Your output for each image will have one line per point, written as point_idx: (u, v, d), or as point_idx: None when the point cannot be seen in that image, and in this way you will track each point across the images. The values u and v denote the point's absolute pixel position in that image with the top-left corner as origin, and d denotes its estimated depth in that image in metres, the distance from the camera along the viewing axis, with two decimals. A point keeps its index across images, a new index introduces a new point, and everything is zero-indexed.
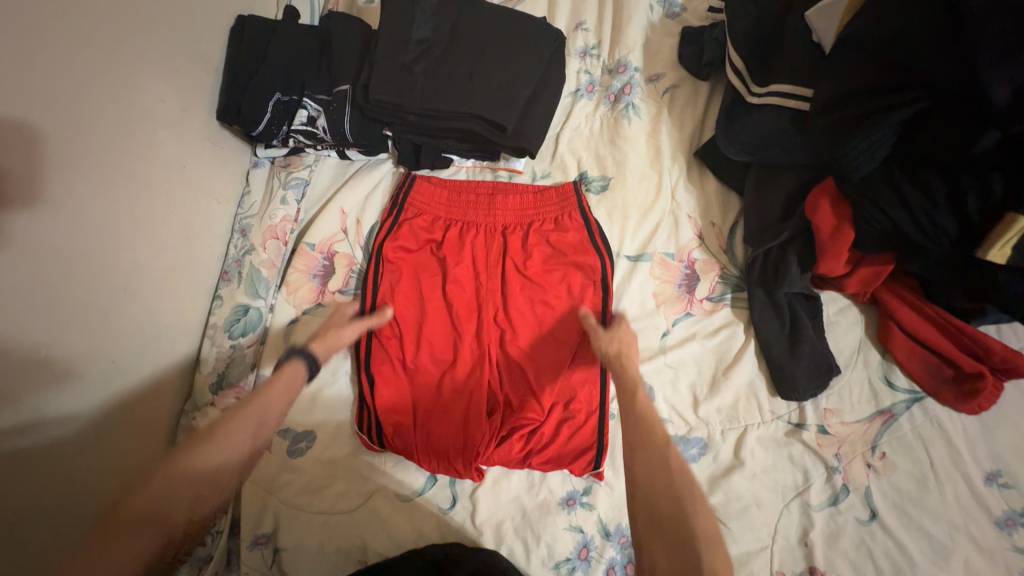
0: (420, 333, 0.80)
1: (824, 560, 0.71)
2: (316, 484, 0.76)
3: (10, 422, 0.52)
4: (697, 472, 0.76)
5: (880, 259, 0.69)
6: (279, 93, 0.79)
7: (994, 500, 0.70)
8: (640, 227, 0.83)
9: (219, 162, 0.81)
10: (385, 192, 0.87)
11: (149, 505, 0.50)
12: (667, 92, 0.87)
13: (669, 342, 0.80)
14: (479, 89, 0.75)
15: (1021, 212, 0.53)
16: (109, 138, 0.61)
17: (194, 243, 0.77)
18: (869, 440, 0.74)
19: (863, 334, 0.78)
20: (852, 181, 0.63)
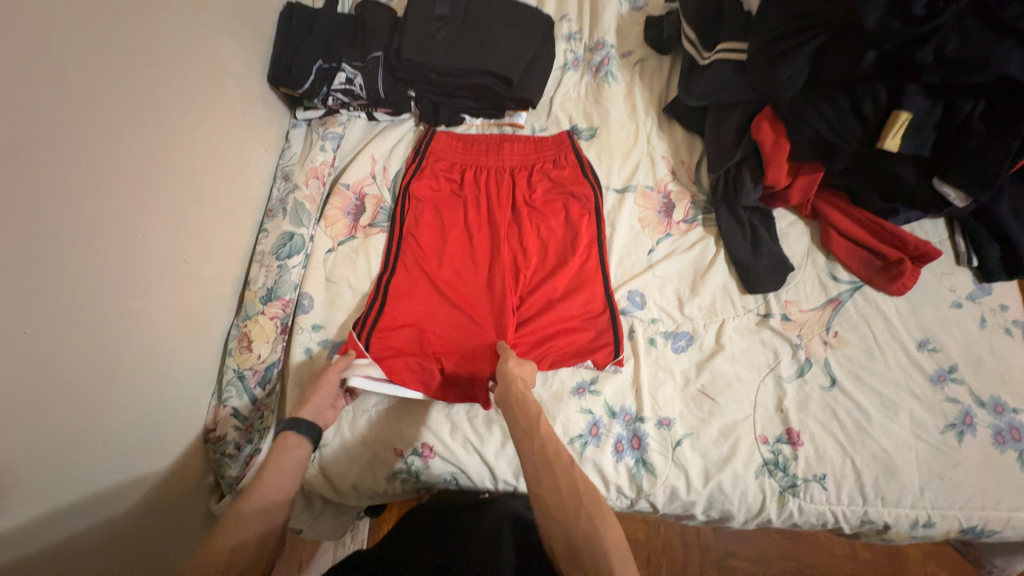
0: (440, 261, 0.92)
1: (798, 422, 0.84)
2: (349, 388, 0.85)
3: (108, 281, 0.63)
4: (686, 359, 0.89)
5: (811, 169, 0.88)
6: (321, 60, 0.94)
7: (927, 362, 0.86)
8: (624, 166, 1.00)
9: (267, 117, 0.96)
10: (407, 145, 1.02)
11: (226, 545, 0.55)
12: (638, 64, 1.07)
13: (655, 257, 0.95)
14: (489, 51, 0.94)
15: (900, 109, 0.74)
16: (189, 76, 0.76)
17: (246, 182, 0.90)
18: (824, 323, 0.89)
19: (810, 241, 0.95)
20: (783, 103, 0.83)
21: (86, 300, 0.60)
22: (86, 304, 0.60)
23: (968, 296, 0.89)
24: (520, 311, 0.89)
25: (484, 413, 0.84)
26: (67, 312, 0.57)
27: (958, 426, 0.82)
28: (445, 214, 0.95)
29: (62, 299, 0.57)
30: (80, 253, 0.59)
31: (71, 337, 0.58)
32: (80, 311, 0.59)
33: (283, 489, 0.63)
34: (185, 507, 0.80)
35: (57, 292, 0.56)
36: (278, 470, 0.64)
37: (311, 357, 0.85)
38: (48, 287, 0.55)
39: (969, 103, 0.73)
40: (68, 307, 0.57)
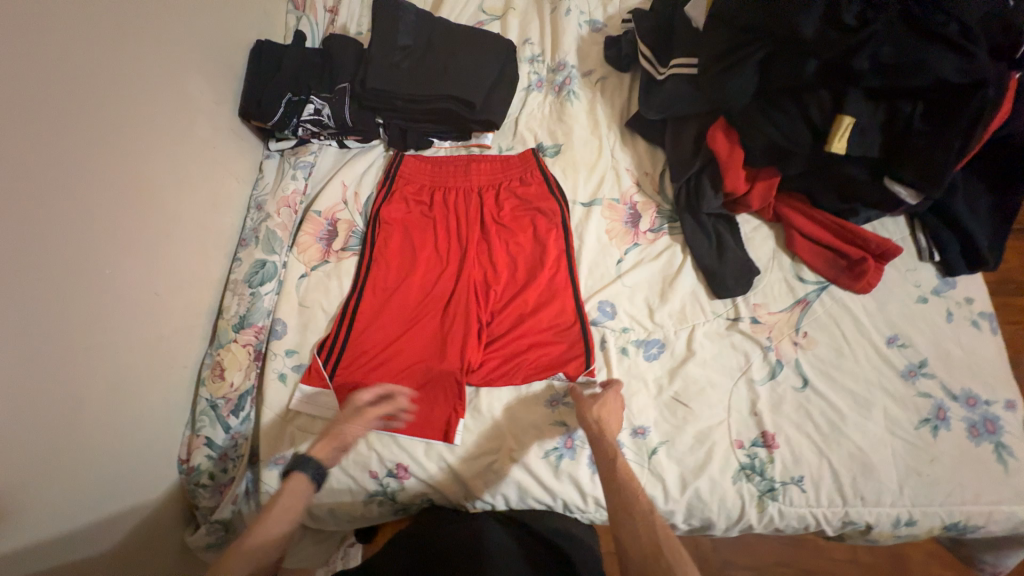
0: (412, 285, 0.94)
1: (772, 424, 0.84)
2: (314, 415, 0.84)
3: (76, 315, 0.64)
4: (659, 366, 0.89)
5: (769, 174, 0.89)
6: (290, 93, 0.98)
7: (897, 358, 0.86)
8: (589, 180, 1.02)
9: (238, 148, 0.98)
10: (377, 170, 1.04)
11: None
12: (599, 82, 1.11)
13: (624, 267, 0.97)
14: (451, 77, 0.98)
15: (843, 113, 0.76)
16: (159, 113, 0.79)
17: (218, 212, 0.92)
18: (793, 324, 0.90)
19: (775, 244, 0.96)
20: (735, 112, 0.85)
21: (53, 334, 0.61)
22: (53, 338, 0.61)
23: (933, 291, 0.90)
24: (490, 333, 0.91)
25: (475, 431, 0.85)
26: (34, 345, 0.58)
27: (932, 420, 0.82)
28: (416, 236, 0.97)
29: (28, 335, 0.57)
30: (44, 287, 0.60)
31: (39, 371, 0.59)
32: (46, 345, 0.60)
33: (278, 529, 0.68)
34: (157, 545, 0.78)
35: (25, 325, 0.57)
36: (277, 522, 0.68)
37: (285, 382, 0.86)
38: (14, 322, 0.56)
39: (907, 105, 0.75)
40: (34, 341, 0.58)
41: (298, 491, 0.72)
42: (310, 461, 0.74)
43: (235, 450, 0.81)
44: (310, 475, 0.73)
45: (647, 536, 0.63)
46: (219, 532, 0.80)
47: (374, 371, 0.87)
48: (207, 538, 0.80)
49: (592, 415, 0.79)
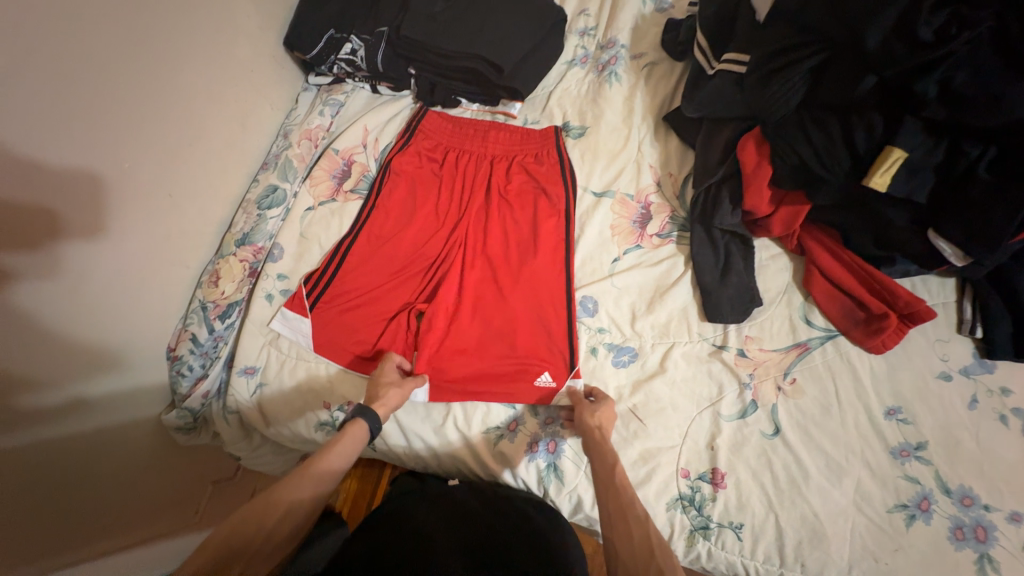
0: (405, 239, 0.95)
1: (726, 463, 0.79)
2: (290, 340, 0.90)
3: (100, 200, 0.71)
4: (625, 375, 0.86)
5: (796, 200, 0.80)
6: (332, 30, 1.01)
7: (891, 433, 0.77)
8: (607, 170, 0.97)
9: (277, 76, 1.04)
10: (401, 120, 1.06)
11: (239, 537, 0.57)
12: (647, 67, 1.03)
13: (618, 266, 0.92)
14: (485, 37, 0.95)
15: (894, 145, 0.65)
16: (202, 29, 0.84)
17: (245, 132, 0.98)
18: (783, 367, 0.82)
19: (790, 278, 0.87)
20: (771, 123, 0.77)
21: (76, 212, 0.68)
22: (77, 216, 0.68)
23: (961, 370, 0.78)
24: (469, 301, 0.91)
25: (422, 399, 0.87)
26: (58, 218, 0.65)
27: (911, 509, 0.73)
28: (422, 192, 0.98)
29: (55, 208, 0.65)
30: (74, 168, 0.66)
31: (61, 242, 0.67)
32: (69, 220, 0.67)
33: (317, 488, 0.65)
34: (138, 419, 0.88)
35: (54, 197, 0.64)
36: (326, 464, 0.66)
37: (270, 302, 0.93)
38: (46, 194, 0.63)
39: (975, 148, 0.63)
40: (59, 214, 0.65)
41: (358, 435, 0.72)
42: (373, 412, 0.74)
43: (214, 350, 0.90)
44: (370, 425, 0.73)
45: (641, 540, 0.61)
46: (189, 418, 0.91)
47: (352, 310, 0.90)
48: (178, 421, 0.90)
49: (592, 422, 0.76)
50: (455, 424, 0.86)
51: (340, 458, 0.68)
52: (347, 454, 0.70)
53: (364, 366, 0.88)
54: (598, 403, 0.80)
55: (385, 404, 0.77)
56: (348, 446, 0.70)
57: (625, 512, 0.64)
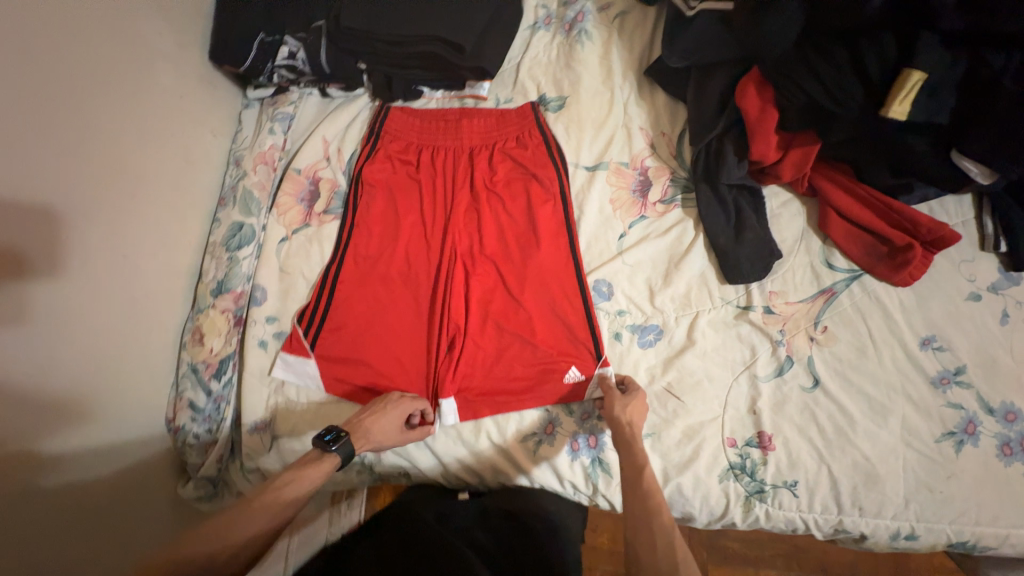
0: (396, 255, 0.88)
1: (771, 425, 0.77)
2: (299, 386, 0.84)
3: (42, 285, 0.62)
4: (653, 355, 0.83)
5: (805, 140, 0.75)
6: (262, 33, 0.88)
7: (928, 362, 0.76)
8: (596, 140, 0.90)
9: (212, 98, 0.91)
10: (363, 122, 0.95)
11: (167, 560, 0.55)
12: (617, 19, 0.95)
13: (626, 242, 0.87)
14: (438, 14, 0.85)
15: (912, 66, 0.60)
16: (111, 61, 0.72)
17: (193, 168, 0.87)
18: (812, 316, 0.80)
19: (805, 222, 0.83)
20: (769, 62, 0.70)
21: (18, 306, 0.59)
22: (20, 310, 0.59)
23: (989, 287, 0.77)
24: (478, 309, 0.86)
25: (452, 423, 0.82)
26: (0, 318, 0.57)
27: (958, 434, 0.73)
28: (403, 202, 0.90)
29: None
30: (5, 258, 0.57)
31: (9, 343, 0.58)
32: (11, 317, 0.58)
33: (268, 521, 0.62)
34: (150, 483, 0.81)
35: None
36: (289, 488, 0.64)
37: (265, 349, 0.85)
38: None
39: (998, 58, 0.59)
40: None
41: (314, 479, 0.67)
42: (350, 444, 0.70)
43: (218, 413, 0.84)
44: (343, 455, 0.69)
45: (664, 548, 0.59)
46: (207, 487, 0.86)
47: (357, 344, 0.84)
48: (196, 491, 0.85)
49: (622, 416, 0.73)
50: (490, 441, 0.82)
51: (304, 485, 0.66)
52: (310, 480, 0.67)
53: None
54: (632, 395, 0.76)
55: (368, 440, 0.72)
56: (310, 478, 0.67)
57: (648, 515, 0.62)
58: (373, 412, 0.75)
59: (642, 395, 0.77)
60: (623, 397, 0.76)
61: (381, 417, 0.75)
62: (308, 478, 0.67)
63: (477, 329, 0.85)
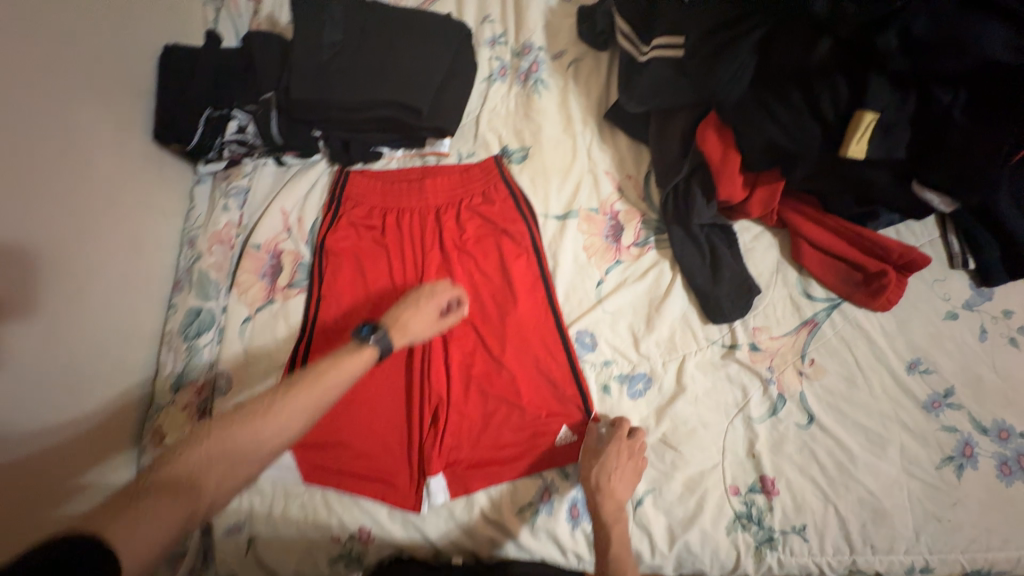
0: (368, 324, 0.84)
1: (772, 467, 0.75)
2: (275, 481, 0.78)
3: None
4: (645, 406, 0.80)
5: (771, 178, 0.75)
6: (209, 107, 0.85)
7: (917, 387, 0.75)
8: (563, 188, 0.89)
9: (161, 179, 0.86)
10: (323, 189, 0.91)
11: (173, 476, 0.50)
12: (572, 66, 0.95)
13: (604, 289, 0.85)
14: (387, 77, 0.83)
15: (864, 108, 0.60)
16: (46, 156, 0.67)
17: (141, 254, 0.81)
18: (798, 350, 0.79)
19: (779, 254, 0.83)
20: (727, 105, 0.71)
21: None
22: None
23: (964, 305, 0.77)
24: (460, 375, 0.82)
25: (442, 501, 0.76)
26: None
27: (957, 459, 0.72)
28: (371, 270, 0.86)
29: None
30: None
31: None
32: None
33: (294, 439, 0.57)
34: (105, 445, 0.74)
35: None
36: (325, 384, 0.59)
37: None
38: None
39: (948, 94, 0.59)
40: None
41: (353, 370, 0.62)
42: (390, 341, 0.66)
43: None
44: (382, 348, 0.65)
45: None
46: None
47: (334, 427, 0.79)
48: None
49: (591, 472, 0.73)
50: (485, 515, 0.76)
51: (342, 378, 0.61)
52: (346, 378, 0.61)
53: (367, 485, 0.77)
54: (607, 441, 0.75)
55: (407, 333, 0.69)
56: (349, 370, 0.61)
57: None
58: (408, 306, 0.72)
59: (624, 452, 0.74)
60: (600, 447, 0.75)
61: (416, 314, 0.72)
62: (344, 368, 0.61)
63: (461, 397, 0.81)
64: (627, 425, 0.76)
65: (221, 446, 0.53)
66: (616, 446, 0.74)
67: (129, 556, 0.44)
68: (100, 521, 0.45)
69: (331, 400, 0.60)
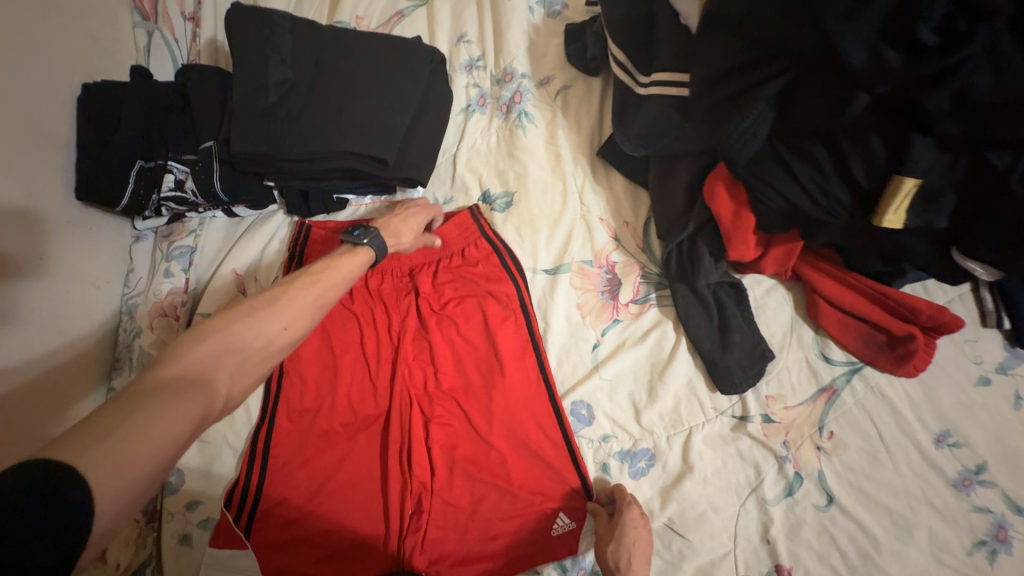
0: (337, 401, 0.75)
1: (789, 555, 0.67)
2: None
3: None
4: (648, 486, 0.72)
5: (786, 237, 0.68)
6: (140, 160, 0.74)
7: (946, 463, 0.68)
8: (553, 239, 0.79)
9: (90, 244, 0.74)
10: (283, 243, 0.80)
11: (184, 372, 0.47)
12: (560, 94, 0.84)
13: (601, 354, 0.76)
14: (351, 123, 0.72)
15: (904, 172, 0.52)
16: None
17: (66, 337, 0.70)
18: (816, 421, 0.71)
19: (793, 311, 0.76)
20: (741, 162, 0.61)
21: None
22: None
23: (998, 368, 0.70)
24: (443, 456, 0.73)
25: None
26: None
27: (989, 542, 0.64)
28: (342, 341, 0.78)
29: None
30: None
31: None
32: None
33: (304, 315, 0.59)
34: (65, 390, 0.69)
35: None
36: (328, 281, 0.62)
37: (189, 545, 0.70)
38: None
39: (1002, 157, 0.50)
40: None
41: (353, 267, 0.66)
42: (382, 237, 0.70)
43: None
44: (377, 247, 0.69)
45: None
46: None
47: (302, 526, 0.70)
48: None
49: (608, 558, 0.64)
50: None
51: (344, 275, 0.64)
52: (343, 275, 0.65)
53: None
54: (617, 517, 0.66)
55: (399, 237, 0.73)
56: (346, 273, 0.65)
57: None
58: (395, 214, 0.75)
59: (641, 536, 0.65)
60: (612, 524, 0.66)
61: (408, 217, 0.76)
62: (341, 268, 0.65)
63: (445, 481, 0.72)
64: (631, 496, 0.68)
65: (225, 338, 0.51)
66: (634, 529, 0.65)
67: (119, 471, 0.38)
68: (82, 442, 0.38)
69: (335, 297, 0.63)
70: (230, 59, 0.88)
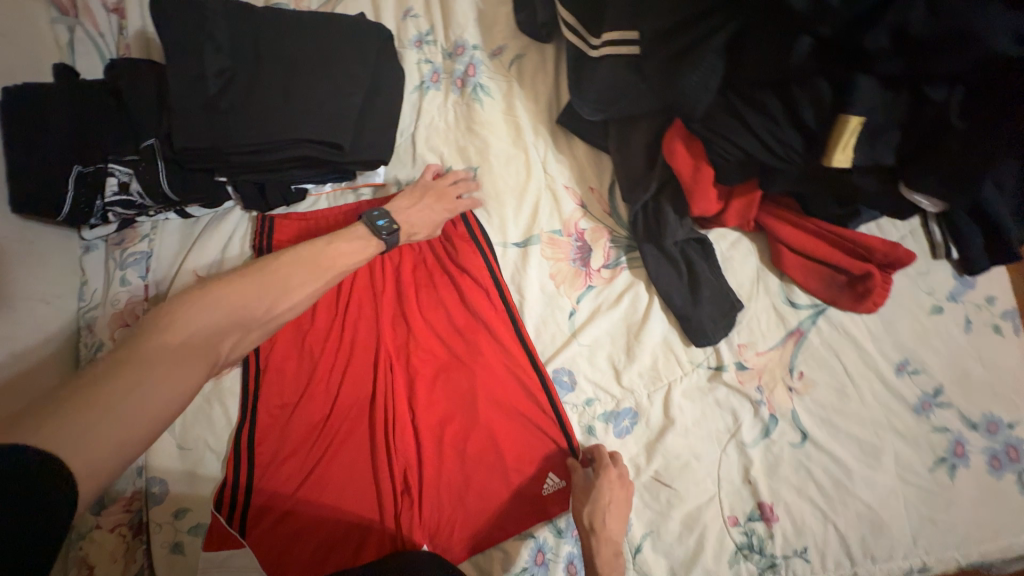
0: (317, 393, 0.74)
1: (770, 492, 0.71)
2: None
3: None
4: (633, 443, 0.74)
5: (748, 188, 0.69)
6: (78, 165, 0.69)
7: (907, 390, 0.72)
8: (520, 212, 0.79)
9: (33, 258, 0.70)
10: (244, 239, 0.78)
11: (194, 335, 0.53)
12: (513, 64, 0.82)
13: (577, 321, 0.77)
14: (303, 109, 0.70)
15: (847, 114, 0.54)
16: None
17: (22, 357, 0.66)
18: (786, 364, 0.74)
19: (759, 261, 0.78)
20: (697, 117, 0.62)
21: None
22: None
23: (948, 296, 0.75)
24: (428, 434, 0.74)
25: None
26: None
27: (949, 459, 0.70)
28: (315, 331, 0.76)
29: None
30: None
31: None
32: None
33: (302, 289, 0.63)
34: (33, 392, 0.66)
35: None
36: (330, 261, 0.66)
37: (180, 554, 0.68)
38: None
39: (941, 92, 0.53)
40: None
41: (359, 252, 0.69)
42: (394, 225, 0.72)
43: None
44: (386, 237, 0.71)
45: None
46: None
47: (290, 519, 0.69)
48: None
49: (585, 516, 0.66)
50: None
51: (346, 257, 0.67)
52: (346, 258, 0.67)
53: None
54: (595, 476, 0.68)
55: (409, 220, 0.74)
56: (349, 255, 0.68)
57: None
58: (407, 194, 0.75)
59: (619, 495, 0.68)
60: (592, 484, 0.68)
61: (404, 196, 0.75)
62: (349, 251, 0.68)
63: (432, 459, 0.73)
64: (608, 457, 0.70)
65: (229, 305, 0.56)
66: (611, 488, 0.67)
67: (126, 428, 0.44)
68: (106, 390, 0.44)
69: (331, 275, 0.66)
70: (162, 47, 0.82)
